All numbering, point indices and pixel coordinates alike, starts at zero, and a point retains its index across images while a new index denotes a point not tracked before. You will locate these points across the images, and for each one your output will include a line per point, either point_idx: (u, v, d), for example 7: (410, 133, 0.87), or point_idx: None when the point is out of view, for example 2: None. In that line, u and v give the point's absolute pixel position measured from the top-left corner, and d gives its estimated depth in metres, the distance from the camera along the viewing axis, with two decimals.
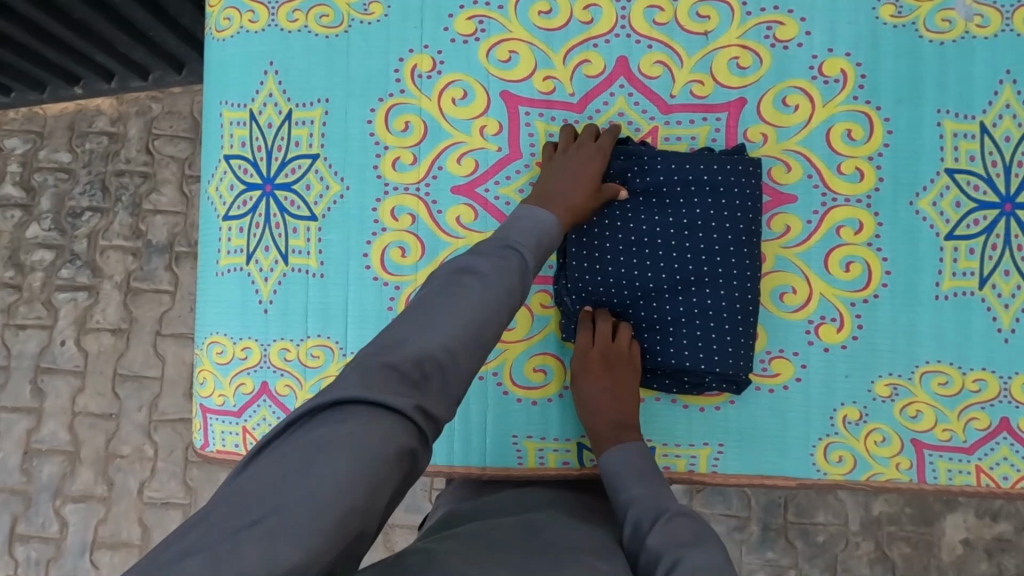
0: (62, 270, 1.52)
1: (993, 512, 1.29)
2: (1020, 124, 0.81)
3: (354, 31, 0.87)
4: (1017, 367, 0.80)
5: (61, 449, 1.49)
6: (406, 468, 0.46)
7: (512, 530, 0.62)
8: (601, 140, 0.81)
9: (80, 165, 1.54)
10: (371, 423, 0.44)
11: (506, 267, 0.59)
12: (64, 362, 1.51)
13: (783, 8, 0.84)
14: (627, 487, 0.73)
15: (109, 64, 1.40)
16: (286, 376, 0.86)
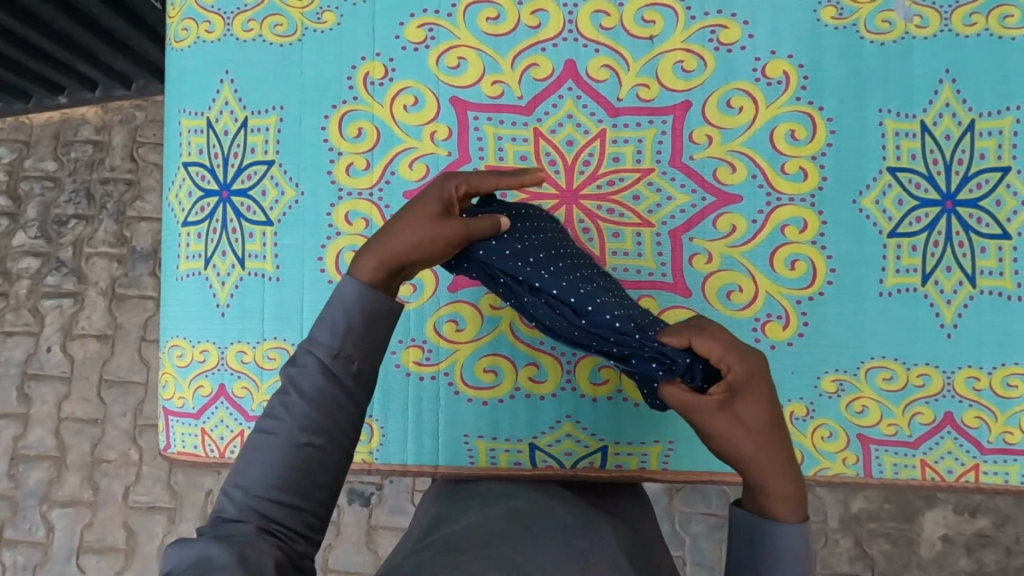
0: (48, 277, 1.54)
1: (972, 507, 1.30)
2: (960, 122, 0.82)
3: (308, 39, 0.89)
4: (960, 362, 0.81)
5: (48, 454, 1.51)
6: (290, 552, 0.47)
7: (505, 526, 0.64)
8: (450, 188, 0.59)
9: (65, 173, 1.56)
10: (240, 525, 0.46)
11: (303, 377, 0.51)
12: (51, 368, 1.53)
13: (726, 12, 0.85)
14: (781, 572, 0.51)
15: (92, 74, 1.42)
16: (243, 378, 0.88)
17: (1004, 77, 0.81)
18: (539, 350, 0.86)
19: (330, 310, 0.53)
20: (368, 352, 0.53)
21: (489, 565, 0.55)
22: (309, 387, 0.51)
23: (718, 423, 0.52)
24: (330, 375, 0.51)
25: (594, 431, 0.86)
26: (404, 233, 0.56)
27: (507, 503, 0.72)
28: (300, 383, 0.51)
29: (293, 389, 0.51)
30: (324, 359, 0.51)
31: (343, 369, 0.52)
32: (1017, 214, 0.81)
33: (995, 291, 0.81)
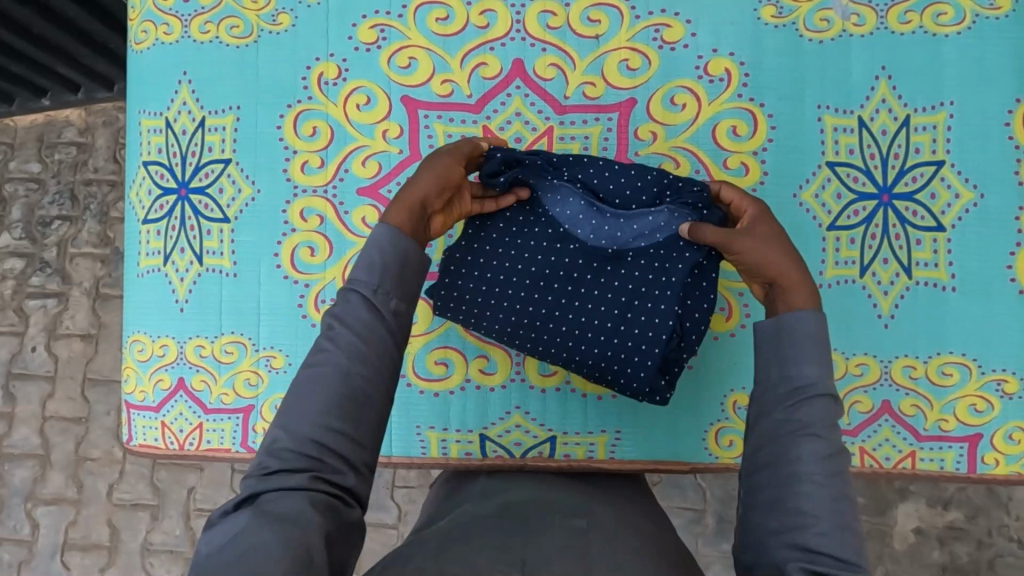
0: (32, 277, 1.56)
1: (944, 500, 1.31)
2: (895, 118, 0.84)
3: (264, 40, 0.91)
4: (897, 352, 0.83)
5: (33, 453, 1.53)
6: (337, 507, 0.51)
7: (497, 522, 0.65)
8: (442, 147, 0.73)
9: (49, 175, 1.58)
10: (287, 493, 0.50)
11: (347, 314, 0.56)
12: (35, 367, 1.55)
13: (670, 11, 0.87)
14: (798, 361, 0.57)
15: (74, 76, 1.43)
16: (201, 372, 0.91)
17: (938, 73, 0.83)
18: (489, 342, 0.88)
19: (367, 252, 0.59)
20: (402, 291, 0.59)
21: (492, 558, 0.56)
22: (354, 323, 0.56)
23: (745, 241, 0.65)
24: (373, 308, 0.56)
25: (543, 421, 0.88)
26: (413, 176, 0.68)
27: (502, 498, 0.74)
28: (345, 320, 0.56)
29: (339, 324, 0.56)
30: (367, 294, 0.57)
31: (384, 303, 0.57)
32: (951, 207, 0.83)
33: (931, 283, 0.83)
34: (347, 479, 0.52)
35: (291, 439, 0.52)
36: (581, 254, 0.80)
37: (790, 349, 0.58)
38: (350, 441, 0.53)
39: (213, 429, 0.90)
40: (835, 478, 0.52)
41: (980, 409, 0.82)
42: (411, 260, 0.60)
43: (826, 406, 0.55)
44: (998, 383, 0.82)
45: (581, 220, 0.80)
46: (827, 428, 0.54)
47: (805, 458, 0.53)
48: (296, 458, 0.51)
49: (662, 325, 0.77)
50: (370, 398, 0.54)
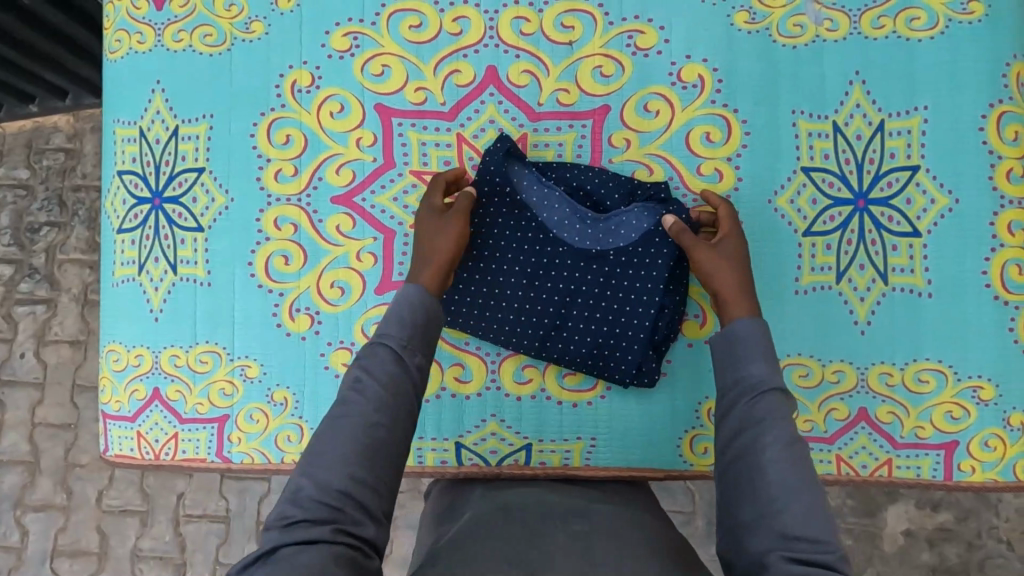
0: (21, 283, 1.49)
1: (934, 502, 1.30)
2: (870, 122, 0.84)
3: (237, 48, 0.91)
4: (873, 358, 0.83)
5: (21, 459, 1.47)
6: (353, 556, 0.55)
7: (493, 517, 0.68)
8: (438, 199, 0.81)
9: (38, 181, 1.51)
10: (307, 543, 0.54)
11: (376, 365, 0.64)
12: (24, 374, 1.48)
13: (643, 17, 0.87)
14: (748, 361, 0.65)
15: (61, 83, 1.36)
16: (176, 381, 0.90)
17: (910, 77, 0.83)
18: (464, 350, 0.88)
19: (395, 311, 0.69)
20: (424, 345, 0.68)
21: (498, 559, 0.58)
22: (380, 374, 0.64)
23: (703, 253, 0.76)
24: (400, 360, 0.65)
25: (518, 429, 0.87)
26: (432, 241, 0.78)
27: (500, 497, 0.76)
28: (371, 371, 0.64)
29: (367, 375, 0.63)
30: (396, 347, 0.66)
31: (409, 357, 0.66)
32: (927, 212, 0.82)
33: (907, 288, 0.83)
34: (367, 528, 0.57)
35: (315, 486, 0.57)
36: (570, 253, 0.85)
37: (740, 349, 0.66)
38: (370, 489, 0.58)
39: (189, 438, 0.90)
40: (796, 462, 0.58)
41: (956, 416, 0.82)
42: (434, 318, 0.71)
43: (778, 400, 0.62)
44: (974, 390, 0.81)
45: (566, 224, 0.85)
46: (783, 419, 0.60)
47: (768, 446, 0.58)
48: (319, 506, 0.56)
49: (649, 314, 0.83)
50: (389, 447, 0.60)
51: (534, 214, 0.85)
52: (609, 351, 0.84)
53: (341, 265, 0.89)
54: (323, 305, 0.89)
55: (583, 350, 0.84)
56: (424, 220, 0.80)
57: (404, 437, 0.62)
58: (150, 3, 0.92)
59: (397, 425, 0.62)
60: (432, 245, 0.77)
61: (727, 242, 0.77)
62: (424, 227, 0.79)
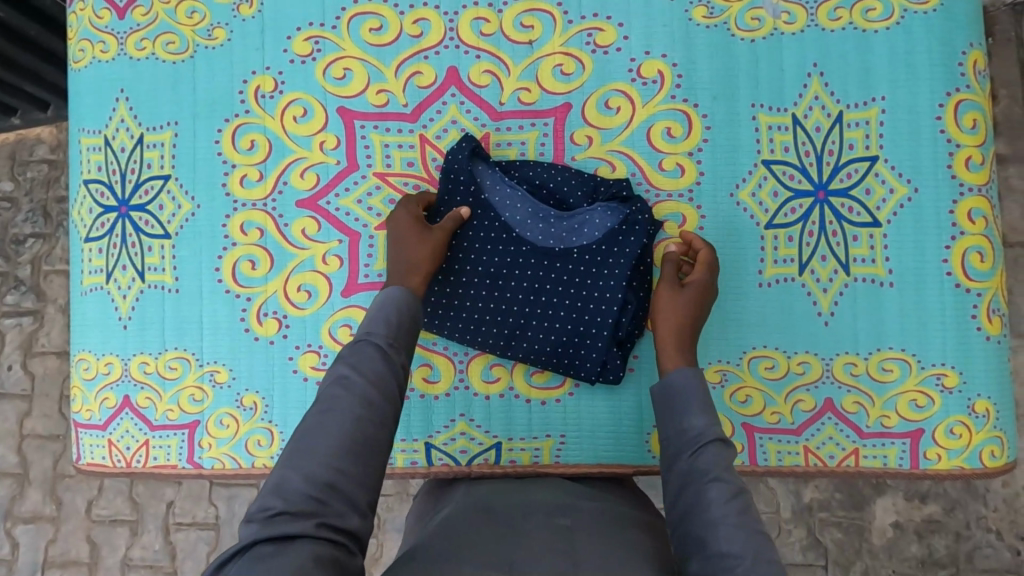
0: (6, 296, 1.48)
1: (922, 494, 1.30)
2: (829, 114, 0.84)
3: (199, 55, 0.91)
4: (837, 349, 0.83)
5: (9, 472, 1.46)
6: (337, 554, 0.54)
7: (473, 518, 0.68)
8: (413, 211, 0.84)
9: (22, 193, 1.49)
10: (288, 541, 0.53)
11: (363, 362, 0.66)
12: (11, 386, 1.47)
13: (602, 15, 0.87)
14: (688, 414, 0.68)
15: (42, 95, 1.33)
16: (145, 389, 0.90)
17: (867, 69, 0.84)
18: (433, 351, 0.88)
19: (383, 314, 0.72)
20: (406, 345, 0.72)
21: (479, 566, 0.56)
22: (368, 370, 0.65)
23: (665, 291, 0.80)
24: (386, 357, 0.68)
25: (488, 428, 0.88)
26: (416, 251, 0.81)
27: (485, 498, 0.75)
28: (358, 368, 0.65)
29: (354, 371, 0.65)
30: (383, 344, 0.69)
31: (395, 354, 0.69)
32: (887, 202, 0.83)
33: (869, 279, 0.83)
34: (350, 521, 0.57)
35: (301, 479, 0.57)
36: (533, 252, 0.85)
37: (680, 403, 0.70)
38: (355, 482, 0.58)
39: (159, 445, 0.90)
40: (740, 513, 0.59)
41: (920, 405, 0.82)
42: (416, 322, 0.75)
43: (718, 451, 0.65)
44: (938, 378, 0.81)
45: (529, 222, 0.85)
46: (724, 470, 0.62)
47: (713, 501, 0.60)
48: (304, 499, 0.55)
49: (610, 312, 0.84)
50: (376, 443, 0.61)
51: (498, 213, 0.86)
52: (573, 350, 0.84)
53: (307, 268, 0.89)
54: (290, 310, 0.89)
55: (547, 349, 0.84)
56: (407, 229, 0.82)
57: (389, 434, 0.63)
58: (113, 13, 0.92)
59: (379, 412, 0.63)
60: (416, 256, 0.80)
61: (691, 292, 0.79)
62: (407, 236, 0.82)
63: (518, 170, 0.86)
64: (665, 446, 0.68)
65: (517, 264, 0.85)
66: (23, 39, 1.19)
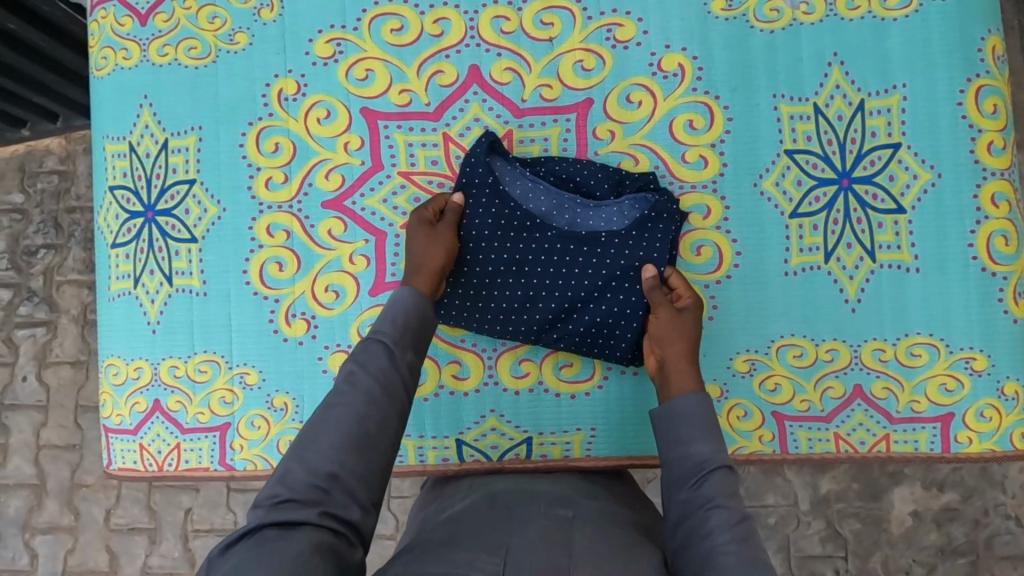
0: (20, 307, 1.47)
1: (939, 482, 1.30)
2: (850, 102, 0.85)
3: (222, 60, 0.92)
4: (865, 335, 0.83)
5: (26, 483, 1.46)
6: (336, 542, 0.56)
7: (484, 513, 0.69)
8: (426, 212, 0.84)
9: (32, 205, 1.49)
10: (290, 529, 0.55)
11: (370, 359, 0.68)
12: (26, 398, 1.47)
13: (621, 10, 0.88)
14: (692, 440, 0.70)
15: (51, 105, 1.34)
16: (176, 393, 0.91)
17: (885, 57, 0.84)
18: (461, 347, 0.89)
19: (392, 312, 0.73)
20: (414, 345, 0.73)
21: (474, 551, 0.58)
22: (374, 367, 0.67)
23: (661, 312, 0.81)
24: (392, 356, 0.69)
25: (518, 422, 0.88)
26: (424, 250, 0.82)
27: (493, 493, 0.76)
28: (365, 365, 0.67)
29: (361, 368, 0.66)
30: (389, 343, 0.70)
31: (402, 354, 0.70)
32: (910, 187, 0.83)
33: (894, 265, 0.83)
34: (352, 512, 0.59)
35: (305, 471, 0.59)
36: (559, 242, 0.86)
37: (683, 428, 0.71)
38: (357, 478, 0.60)
39: (191, 448, 0.91)
40: (742, 540, 0.59)
41: (950, 388, 0.82)
42: (426, 322, 0.76)
43: (723, 477, 0.66)
44: (967, 361, 0.82)
45: (555, 214, 0.87)
46: (728, 497, 0.63)
47: (715, 527, 0.60)
48: (308, 489, 0.58)
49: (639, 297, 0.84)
50: (378, 438, 0.63)
51: (519, 205, 0.86)
52: (603, 337, 0.85)
53: (333, 269, 0.90)
54: (318, 310, 0.90)
55: (578, 337, 0.85)
56: (415, 230, 0.83)
57: (393, 431, 0.65)
58: (135, 20, 0.93)
59: (381, 409, 0.64)
60: (425, 254, 0.81)
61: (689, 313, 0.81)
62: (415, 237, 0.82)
63: (538, 164, 0.87)
64: (667, 474, 0.69)
65: (546, 255, 0.86)
66: (32, 50, 1.19)
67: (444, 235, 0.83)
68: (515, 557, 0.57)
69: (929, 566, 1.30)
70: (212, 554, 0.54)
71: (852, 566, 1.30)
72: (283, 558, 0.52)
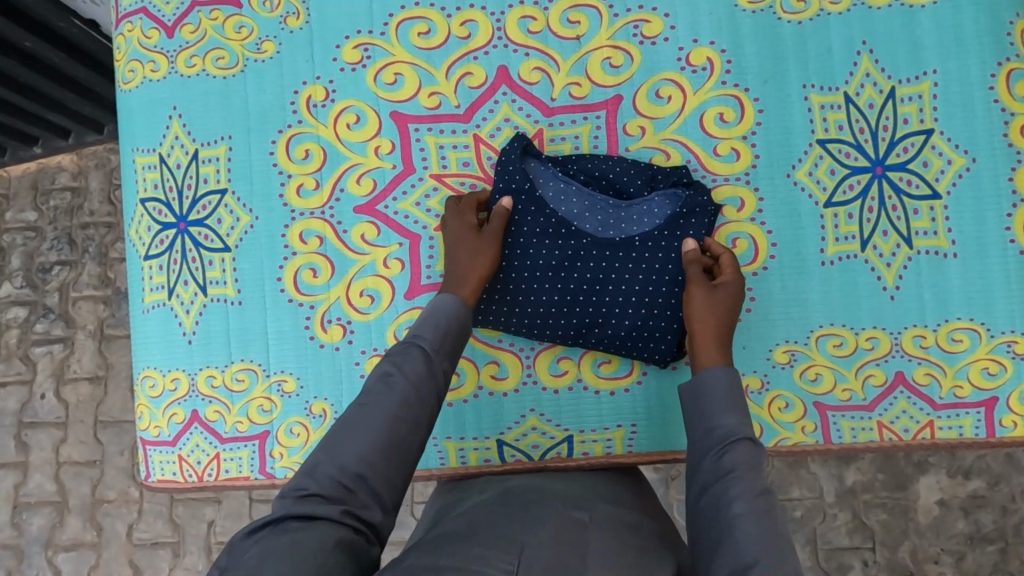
0: (36, 324, 1.47)
1: (965, 470, 1.29)
2: (881, 91, 0.85)
3: (250, 69, 0.92)
4: (905, 323, 0.83)
5: (48, 500, 1.45)
6: (356, 543, 0.57)
7: (502, 510, 0.69)
8: (469, 217, 0.85)
9: (46, 222, 1.49)
10: (312, 526, 0.55)
11: (407, 363, 0.69)
12: (46, 415, 1.46)
13: (647, 6, 0.88)
14: (720, 413, 0.70)
15: (62, 122, 1.34)
16: (214, 402, 0.91)
17: (916, 44, 0.85)
18: (499, 348, 0.89)
19: (433, 316, 0.74)
20: (451, 354, 0.73)
21: (487, 546, 0.58)
22: (411, 371, 0.68)
23: (695, 292, 0.81)
24: (429, 363, 0.70)
25: (558, 422, 0.88)
26: (469, 260, 0.82)
27: (506, 490, 0.77)
28: (402, 368, 0.68)
29: (399, 371, 0.68)
30: (429, 350, 0.71)
31: (438, 361, 0.71)
32: (945, 173, 0.83)
33: (932, 250, 0.83)
34: (373, 513, 0.60)
35: (334, 466, 0.60)
36: (594, 243, 0.86)
37: (710, 401, 0.71)
38: (383, 480, 0.62)
39: (231, 458, 0.90)
40: (763, 512, 0.60)
41: (993, 372, 0.82)
42: (464, 331, 0.76)
43: (747, 450, 0.66)
44: (1008, 345, 0.82)
45: (586, 214, 0.86)
46: (751, 470, 0.64)
47: (734, 499, 0.62)
48: (334, 484, 0.59)
49: (678, 302, 0.85)
50: (408, 443, 0.64)
51: (552, 209, 0.86)
52: (643, 342, 0.85)
53: (369, 273, 0.90)
54: (354, 315, 0.90)
55: (621, 336, 0.85)
56: (460, 236, 0.84)
57: (422, 440, 0.66)
58: (161, 32, 0.93)
59: (414, 416, 0.65)
60: (466, 260, 0.82)
61: (723, 292, 0.80)
62: (458, 245, 0.83)
63: (567, 164, 0.87)
64: (694, 445, 0.70)
65: (582, 256, 0.86)
66: (48, 67, 1.19)
67: (490, 243, 0.84)
68: (529, 555, 0.57)
69: (958, 554, 1.29)
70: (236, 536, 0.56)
71: (881, 557, 1.30)
72: (304, 550, 0.53)
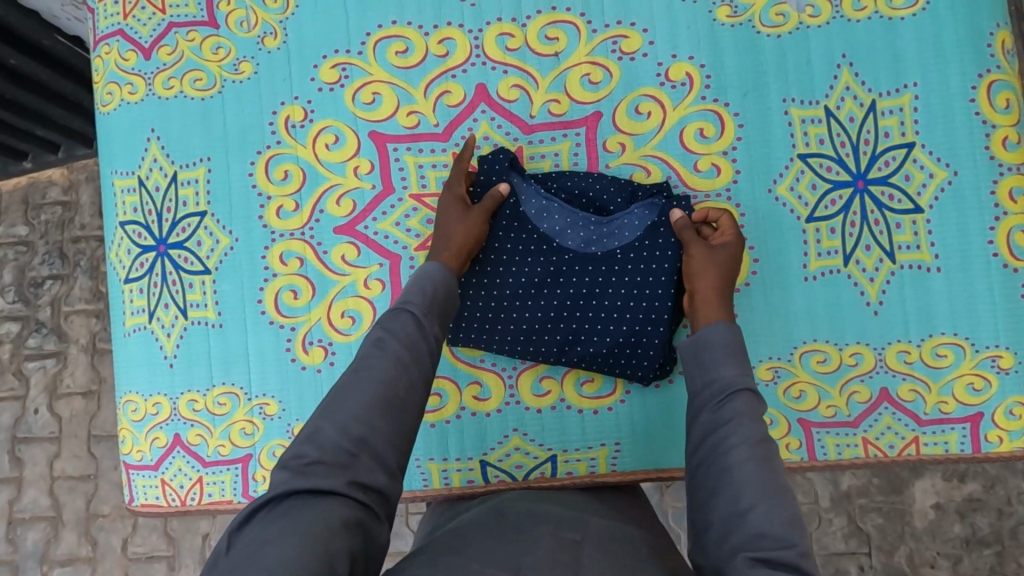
0: (29, 339, 1.47)
1: (960, 474, 1.28)
2: (861, 104, 0.84)
3: (227, 90, 0.92)
4: (889, 337, 0.83)
5: (43, 515, 1.45)
6: (361, 520, 0.54)
7: (494, 527, 0.67)
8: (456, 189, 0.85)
9: (38, 236, 1.48)
10: (315, 505, 0.53)
11: (397, 326, 0.67)
12: (39, 430, 1.46)
13: (625, 22, 0.88)
14: (718, 365, 0.68)
15: (52, 137, 1.33)
16: (196, 426, 0.90)
17: (897, 56, 0.84)
18: (481, 367, 0.88)
19: (421, 282, 0.73)
20: (440, 318, 0.71)
21: (484, 563, 0.57)
22: (402, 334, 0.66)
23: (695, 251, 0.80)
24: (420, 326, 0.68)
25: (541, 440, 0.87)
26: (455, 228, 0.81)
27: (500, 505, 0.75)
28: (393, 331, 0.66)
29: (389, 334, 0.66)
30: (418, 314, 0.69)
31: (429, 324, 0.69)
32: (927, 186, 0.83)
33: (915, 264, 0.83)
34: (378, 478, 0.58)
35: (335, 430, 0.58)
36: (576, 259, 0.85)
37: (708, 354, 0.70)
38: (384, 441, 0.59)
39: (214, 481, 0.90)
40: (762, 460, 0.59)
41: (977, 387, 0.81)
42: (452, 300, 0.75)
43: (747, 401, 0.65)
44: (993, 360, 0.81)
45: (568, 230, 0.85)
46: (751, 419, 0.63)
47: (734, 448, 0.60)
48: (336, 449, 0.57)
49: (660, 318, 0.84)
50: (406, 401, 0.62)
51: (534, 225, 0.85)
52: (625, 358, 0.84)
53: (349, 294, 0.89)
54: (335, 336, 0.89)
55: (603, 352, 0.84)
56: (448, 207, 0.83)
57: (418, 401, 0.64)
58: (139, 54, 0.92)
59: (409, 377, 0.63)
60: (452, 228, 0.81)
61: (723, 252, 0.80)
62: (446, 217, 0.83)
63: (550, 178, 0.87)
64: (691, 402, 0.69)
65: (564, 271, 0.85)
66: (33, 82, 1.18)
67: (477, 216, 0.83)
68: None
69: (954, 557, 1.28)
70: (236, 521, 0.53)
71: (877, 562, 1.29)
72: (307, 530, 0.50)
